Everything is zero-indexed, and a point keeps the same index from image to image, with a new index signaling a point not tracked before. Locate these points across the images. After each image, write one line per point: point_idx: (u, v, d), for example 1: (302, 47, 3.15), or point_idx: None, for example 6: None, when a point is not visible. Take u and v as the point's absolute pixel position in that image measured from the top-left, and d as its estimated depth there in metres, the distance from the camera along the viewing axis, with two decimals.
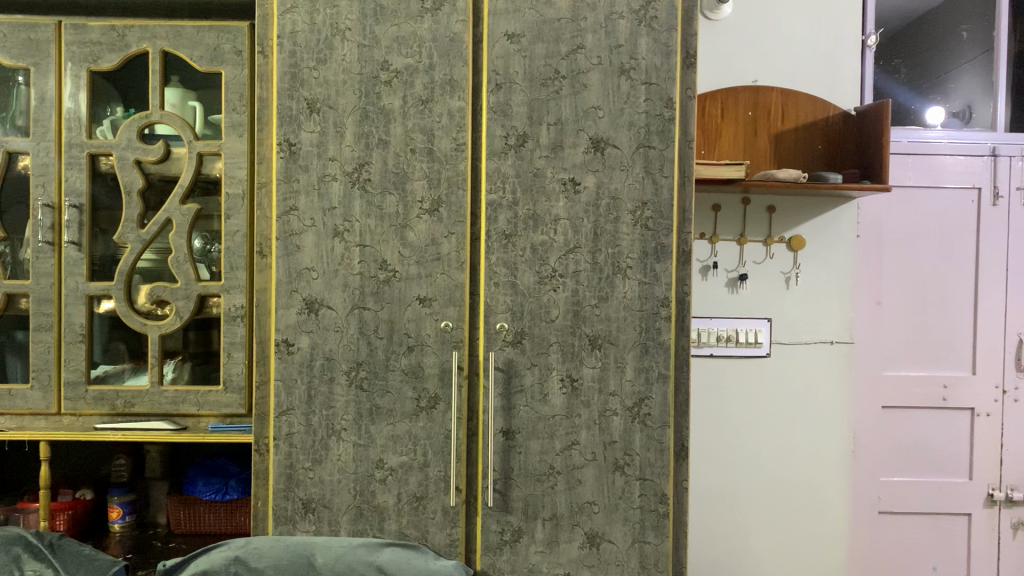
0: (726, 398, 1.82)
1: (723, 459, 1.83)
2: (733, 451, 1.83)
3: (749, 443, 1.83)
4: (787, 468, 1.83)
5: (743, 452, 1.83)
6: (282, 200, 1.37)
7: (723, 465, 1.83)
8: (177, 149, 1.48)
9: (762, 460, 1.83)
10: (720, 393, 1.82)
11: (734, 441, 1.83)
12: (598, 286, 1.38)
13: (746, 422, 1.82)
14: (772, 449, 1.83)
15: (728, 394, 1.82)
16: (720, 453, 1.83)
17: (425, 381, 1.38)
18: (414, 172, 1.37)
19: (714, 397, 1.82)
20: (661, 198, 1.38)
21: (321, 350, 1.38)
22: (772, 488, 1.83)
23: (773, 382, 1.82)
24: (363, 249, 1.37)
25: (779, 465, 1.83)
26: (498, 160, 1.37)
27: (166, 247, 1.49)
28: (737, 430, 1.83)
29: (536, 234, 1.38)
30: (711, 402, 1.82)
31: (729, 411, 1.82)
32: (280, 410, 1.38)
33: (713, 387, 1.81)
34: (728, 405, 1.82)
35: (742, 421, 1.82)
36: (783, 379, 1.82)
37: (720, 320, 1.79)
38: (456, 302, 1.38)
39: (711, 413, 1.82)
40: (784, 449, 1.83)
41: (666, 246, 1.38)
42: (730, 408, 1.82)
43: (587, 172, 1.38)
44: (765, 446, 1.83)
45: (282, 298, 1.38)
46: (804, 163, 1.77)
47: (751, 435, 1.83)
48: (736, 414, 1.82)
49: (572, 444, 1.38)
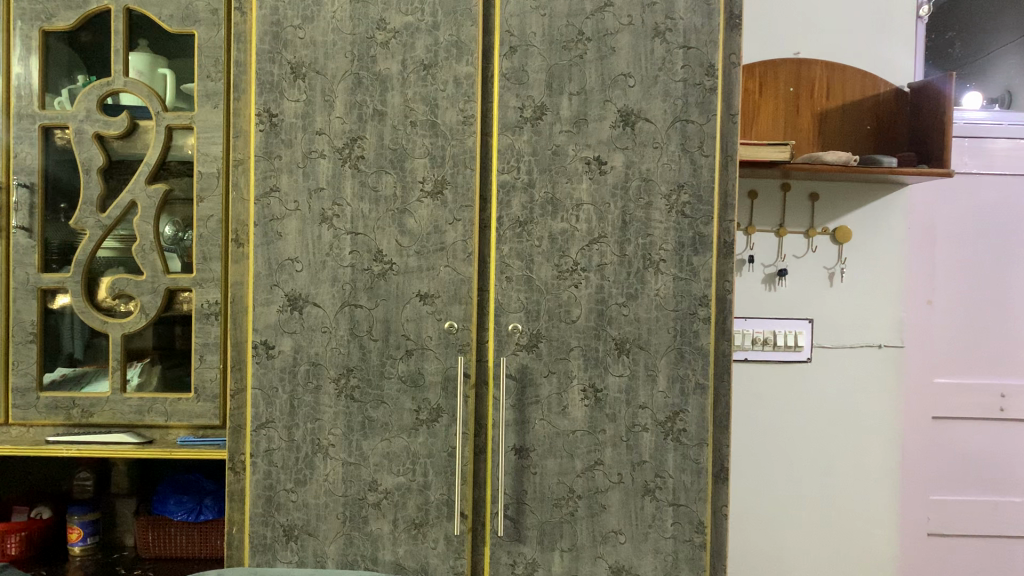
0: (764, 409, 1.63)
1: (759, 475, 1.64)
2: (771, 467, 1.64)
3: (788, 458, 1.64)
4: (829, 487, 1.65)
5: (782, 469, 1.64)
6: (261, 180, 1.19)
7: (759, 483, 1.64)
8: (143, 122, 1.30)
9: (804, 474, 1.64)
10: (756, 402, 1.63)
11: (773, 453, 1.64)
12: (626, 283, 1.19)
13: (785, 435, 1.64)
14: (813, 465, 1.64)
15: (766, 404, 1.63)
16: (755, 470, 1.64)
17: (426, 390, 1.19)
18: (415, 148, 1.19)
19: (749, 407, 1.63)
20: (701, 179, 1.19)
21: (306, 354, 1.19)
22: (813, 508, 1.65)
23: (816, 389, 1.63)
24: (354, 237, 1.19)
25: (821, 483, 1.65)
26: (512, 136, 1.19)
27: (130, 234, 1.30)
28: (777, 442, 1.64)
29: (555, 222, 1.19)
30: (746, 412, 1.63)
31: (767, 423, 1.64)
32: (258, 422, 1.19)
33: (749, 394, 1.63)
34: (766, 416, 1.63)
35: (783, 431, 1.64)
36: (826, 386, 1.63)
37: (756, 322, 1.60)
38: (462, 299, 1.19)
39: (748, 423, 1.64)
40: (826, 465, 1.65)
41: (706, 236, 1.19)
42: (768, 419, 1.64)
43: (615, 150, 1.19)
44: (805, 462, 1.64)
45: (262, 293, 1.19)
46: (852, 145, 1.58)
47: (791, 447, 1.64)
48: (774, 426, 1.64)
49: (594, 463, 1.19)
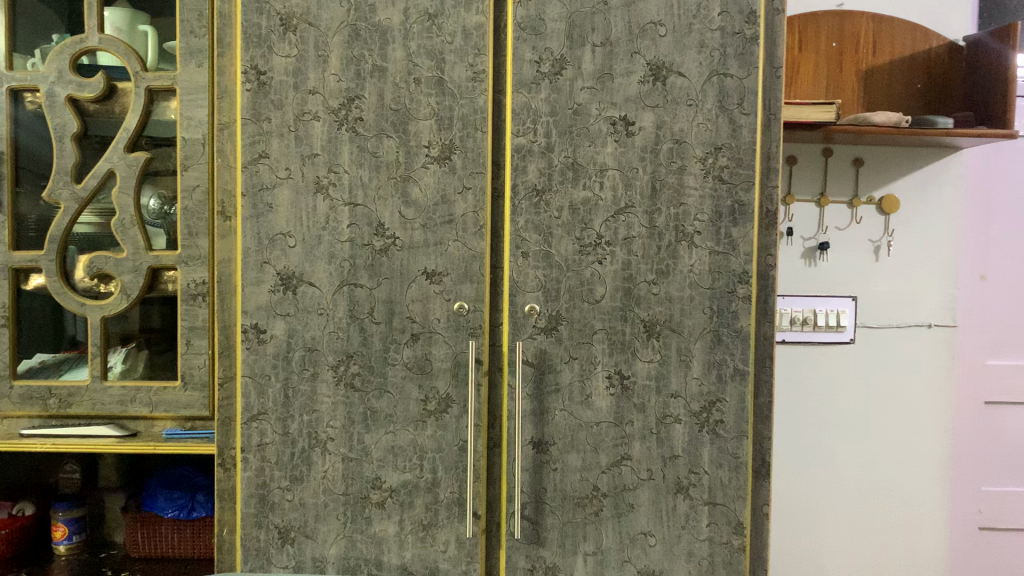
0: (806, 395, 1.51)
1: (801, 467, 1.52)
2: (814, 458, 1.52)
3: (832, 448, 1.52)
4: (874, 478, 1.53)
5: (825, 460, 1.52)
6: (249, 145, 1.07)
7: (800, 474, 1.52)
8: (122, 84, 1.18)
9: (848, 466, 1.52)
10: (798, 388, 1.51)
11: (816, 444, 1.52)
12: (657, 258, 1.07)
13: (829, 424, 1.52)
14: (858, 455, 1.52)
15: (808, 391, 1.51)
16: (797, 461, 1.52)
17: (434, 378, 1.07)
18: (420, 108, 1.06)
19: (790, 394, 1.51)
20: (740, 141, 1.06)
21: (301, 340, 1.08)
22: (857, 502, 1.53)
23: (860, 373, 1.51)
24: (353, 208, 1.07)
25: (865, 475, 1.53)
26: (528, 94, 1.06)
27: (109, 208, 1.18)
28: (820, 433, 1.52)
29: (577, 190, 1.06)
30: (787, 399, 1.51)
31: (810, 410, 1.51)
32: (248, 415, 1.08)
33: (790, 380, 1.50)
34: (809, 403, 1.51)
35: (826, 421, 1.51)
36: (871, 371, 1.51)
37: (795, 301, 1.47)
38: (474, 278, 1.07)
39: (789, 411, 1.51)
40: (871, 456, 1.53)
41: (746, 204, 1.06)
42: (811, 406, 1.51)
43: (644, 108, 1.06)
44: (848, 453, 1.52)
45: (251, 272, 1.07)
46: (900, 106, 1.43)
47: (835, 437, 1.52)
48: (817, 414, 1.51)
49: (621, 458, 1.08)
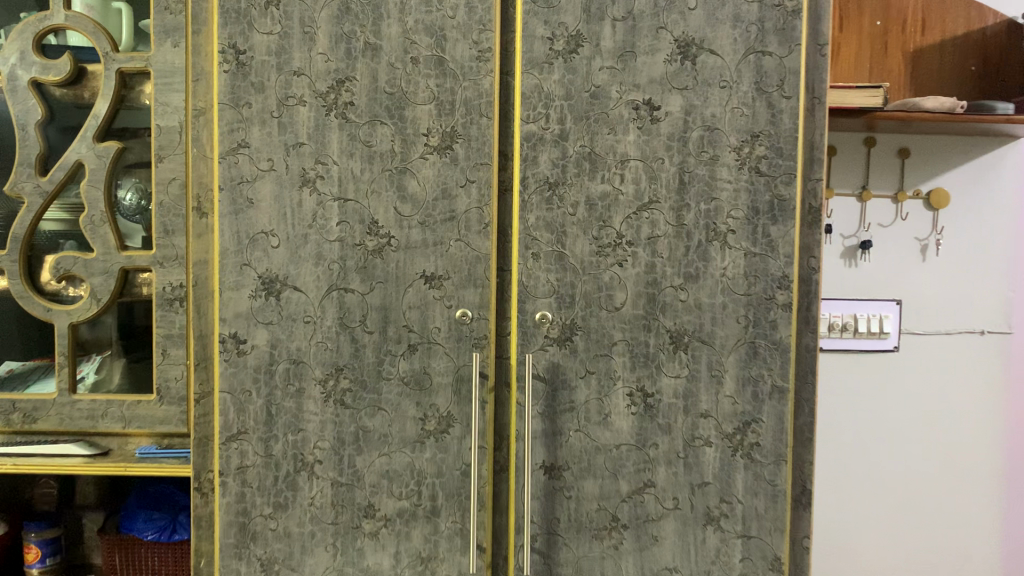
0: (849, 408, 1.38)
1: (843, 485, 1.40)
2: (859, 474, 1.40)
3: (877, 466, 1.40)
4: (922, 496, 1.41)
5: (870, 478, 1.40)
6: (227, 132, 0.95)
7: (843, 494, 1.40)
8: (91, 66, 1.06)
9: (894, 483, 1.40)
10: (841, 400, 1.38)
11: (860, 461, 1.40)
12: (684, 260, 0.94)
13: (873, 439, 1.39)
14: (905, 474, 1.40)
15: (852, 403, 1.38)
16: (840, 479, 1.40)
17: (434, 395, 0.96)
18: (418, 91, 0.94)
19: (832, 406, 1.38)
20: (780, 128, 0.94)
21: (285, 351, 0.96)
22: (903, 521, 1.41)
23: (907, 383, 1.38)
24: (343, 204, 0.95)
25: (913, 493, 1.40)
26: (540, 75, 0.94)
27: (77, 203, 1.07)
28: (864, 448, 1.39)
29: (595, 184, 0.94)
30: (829, 412, 1.38)
31: (853, 425, 1.39)
32: (227, 434, 0.97)
33: (830, 392, 1.38)
34: (852, 416, 1.38)
35: (871, 435, 1.39)
36: (919, 381, 1.38)
37: (834, 305, 1.34)
38: (478, 282, 0.95)
39: (831, 425, 1.39)
40: (921, 473, 1.40)
41: (787, 199, 0.94)
42: (855, 420, 1.39)
43: (671, 91, 0.94)
44: (894, 469, 1.40)
45: (229, 275, 0.96)
46: (952, 90, 1.30)
47: (881, 453, 1.40)
48: (861, 429, 1.39)
49: (644, 485, 0.96)
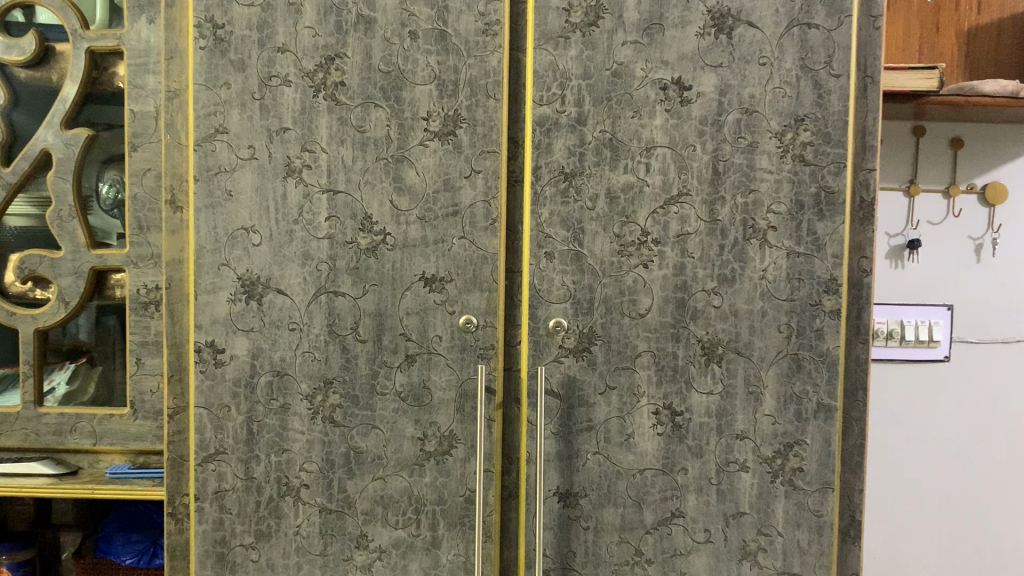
0: (902, 424, 1.27)
1: (896, 506, 1.28)
2: (913, 496, 1.28)
3: (936, 487, 1.28)
4: (985, 520, 1.28)
5: (927, 500, 1.28)
6: (203, 117, 0.85)
7: (897, 516, 1.29)
8: (59, 45, 0.97)
9: (953, 506, 1.28)
10: (895, 415, 1.27)
11: (916, 481, 1.28)
12: (718, 261, 0.83)
13: (931, 458, 1.27)
14: (966, 496, 1.28)
15: (907, 417, 1.27)
16: (893, 501, 1.28)
17: (434, 412, 0.85)
18: (417, 70, 0.84)
19: (884, 423, 1.27)
20: (828, 110, 0.82)
21: (268, 362, 0.86)
22: (964, 547, 1.29)
23: (966, 397, 1.26)
24: (333, 197, 0.85)
25: (973, 516, 1.28)
26: (555, 51, 0.83)
27: (45, 198, 0.97)
28: (921, 468, 1.27)
29: (616, 174, 0.83)
30: (881, 428, 1.27)
31: (909, 441, 1.27)
32: (203, 455, 0.86)
33: (882, 406, 1.26)
34: (908, 432, 1.27)
35: (927, 453, 1.27)
36: (980, 394, 1.26)
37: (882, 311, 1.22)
38: (485, 286, 0.84)
39: (882, 442, 1.27)
40: (982, 495, 1.28)
41: (835, 190, 0.83)
42: (911, 437, 1.27)
43: (703, 68, 0.83)
44: (954, 490, 1.28)
45: (205, 276, 0.85)
46: (1012, 73, 1.17)
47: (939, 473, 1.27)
48: (917, 446, 1.27)
49: (671, 515, 0.85)
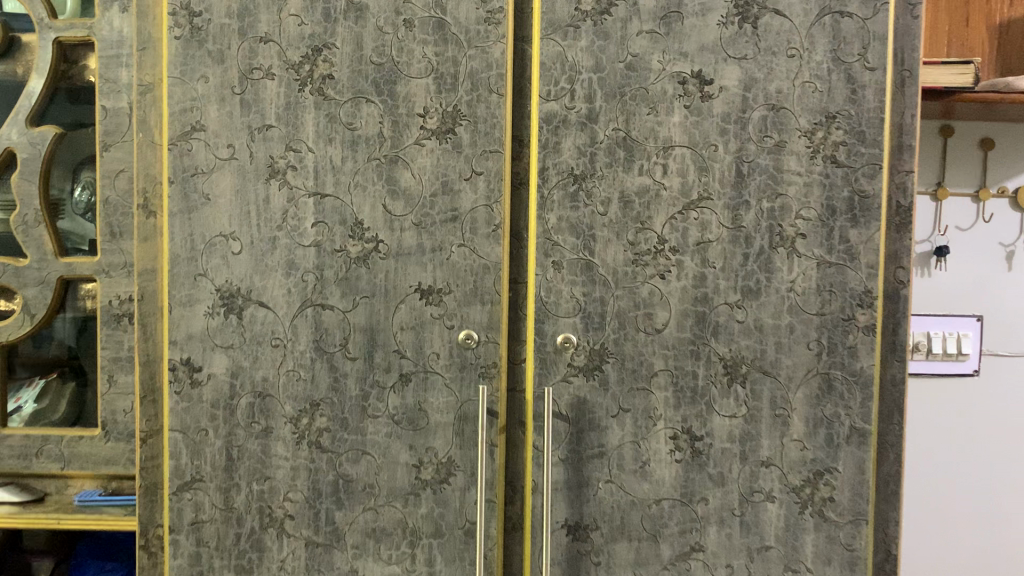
0: (940, 441, 1.19)
1: (935, 529, 1.21)
2: (953, 518, 1.21)
3: (977, 507, 1.20)
4: None
5: (967, 522, 1.21)
6: (178, 113, 0.78)
7: (935, 539, 1.21)
8: (24, 36, 0.90)
9: (995, 528, 1.21)
10: (932, 431, 1.19)
11: (956, 502, 1.20)
12: (742, 272, 0.76)
13: (971, 477, 1.20)
14: (1009, 517, 1.20)
15: (945, 434, 1.19)
16: (931, 524, 1.21)
17: (430, 437, 0.77)
18: (413, 61, 0.76)
19: (921, 440, 1.19)
20: (862, 107, 0.75)
21: (249, 382, 0.78)
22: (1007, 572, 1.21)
23: (1006, 412, 1.19)
24: (319, 200, 0.77)
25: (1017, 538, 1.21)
26: (564, 42, 0.76)
27: (10, 202, 0.90)
28: (960, 487, 1.20)
29: (630, 176, 0.76)
30: (918, 445, 1.20)
31: (947, 458, 1.20)
32: (178, 483, 0.79)
33: (917, 422, 1.19)
34: (947, 450, 1.19)
35: (967, 472, 1.20)
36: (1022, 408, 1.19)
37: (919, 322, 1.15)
38: (486, 297, 0.77)
39: (919, 460, 1.20)
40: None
41: (870, 194, 0.75)
42: (950, 454, 1.19)
43: (726, 61, 0.75)
44: (995, 511, 1.20)
45: (180, 288, 0.78)
46: None
47: (979, 493, 1.20)
48: (956, 464, 1.20)
49: (691, 549, 0.77)
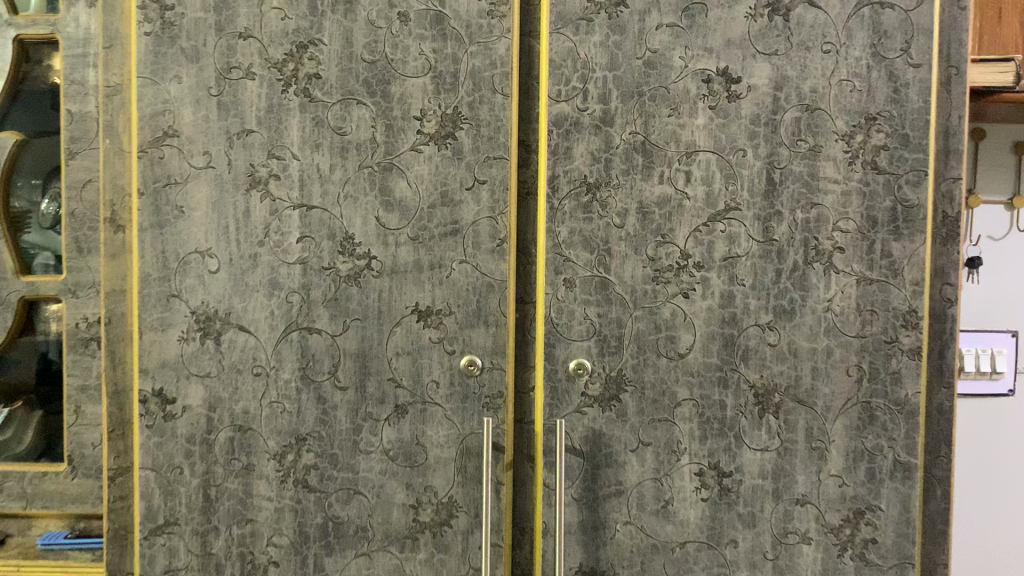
0: (995, 470, 1.11)
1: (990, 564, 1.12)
2: (1012, 554, 1.11)
3: None
4: None
5: None
6: (148, 117, 0.70)
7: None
8: None
9: None
10: (985, 459, 1.11)
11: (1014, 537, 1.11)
12: (773, 290, 0.69)
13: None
14: None
15: (999, 462, 1.11)
16: (987, 559, 1.12)
17: (430, 474, 0.70)
18: (408, 59, 0.69)
19: (973, 468, 1.11)
20: (906, 107, 0.68)
21: (227, 415, 0.71)
22: None
23: None
24: (305, 213, 0.70)
25: None
26: (575, 37, 0.68)
27: None
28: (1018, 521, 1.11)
29: (650, 185, 0.69)
30: (971, 474, 1.11)
31: (1003, 488, 1.11)
32: (150, 527, 0.71)
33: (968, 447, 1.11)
34: (1003, 479, 1.10)
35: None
36: None
37: (971, 338, 1.08)
38: (490, 319, 0.69)
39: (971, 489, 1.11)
40: None
41: (914, 204, 0.68)
42: (1006, 485, 1.10)
43: (755, 57, 0.68)
44: None
45: (152, 311, 0.71)
46: None
47: None
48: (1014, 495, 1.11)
49: None
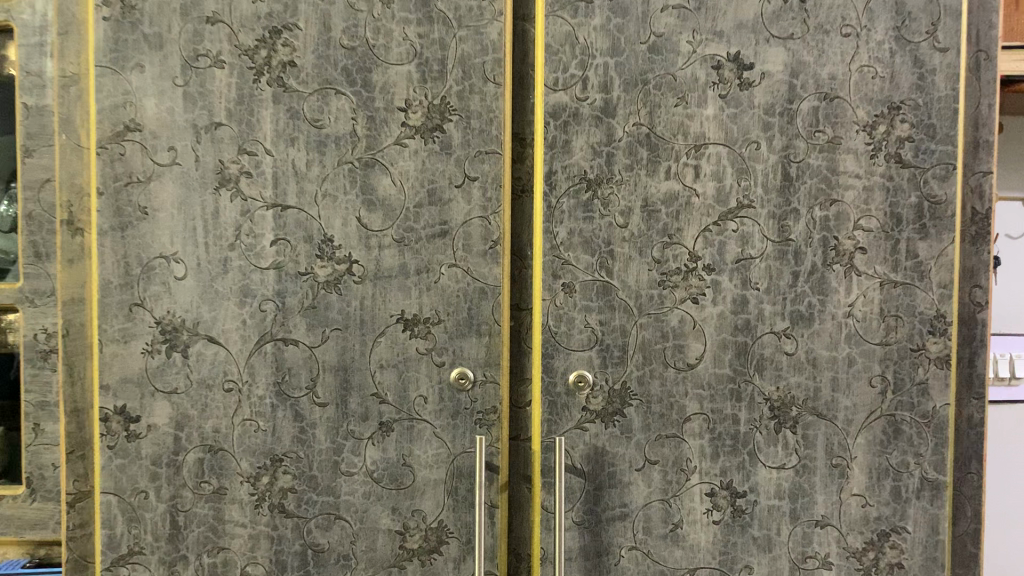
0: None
1: None
2: None
3: None
4: None
5: None
6: (108, 110, 0.64)
7: None
8: None
9: None
10: (1014, 473, 1.05)
11: None
12: (789, 295, 0.63)
13: None
14: None
15: None
16: None
17: (418, 497, 0.64)
18: (391, 45, 0.63)
19: (1004, 484, 1.04)
20: (932, 95, 0.63)
21: (196, 434, 0.65)
22: None
23: None
24: (280, 213, 0.64)
25: None
26: (573, 19, 0.63)
27: None
28: None
29: (655, 181, 0.63)
30: (1000, 490, 1.05)
31: None
32: (112, 557, 0.65)
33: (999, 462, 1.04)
34: None
35: None
36: None
37: (998, 343, 1.02)
38: (482, 328, 0.64)
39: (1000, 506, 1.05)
40: None
41: (942, 200, 0.63)
42: None
43: (769, 42, 0.63)
44: None
45: (113, 321, 0.64)
46: None
47: None
48: None
49: None
